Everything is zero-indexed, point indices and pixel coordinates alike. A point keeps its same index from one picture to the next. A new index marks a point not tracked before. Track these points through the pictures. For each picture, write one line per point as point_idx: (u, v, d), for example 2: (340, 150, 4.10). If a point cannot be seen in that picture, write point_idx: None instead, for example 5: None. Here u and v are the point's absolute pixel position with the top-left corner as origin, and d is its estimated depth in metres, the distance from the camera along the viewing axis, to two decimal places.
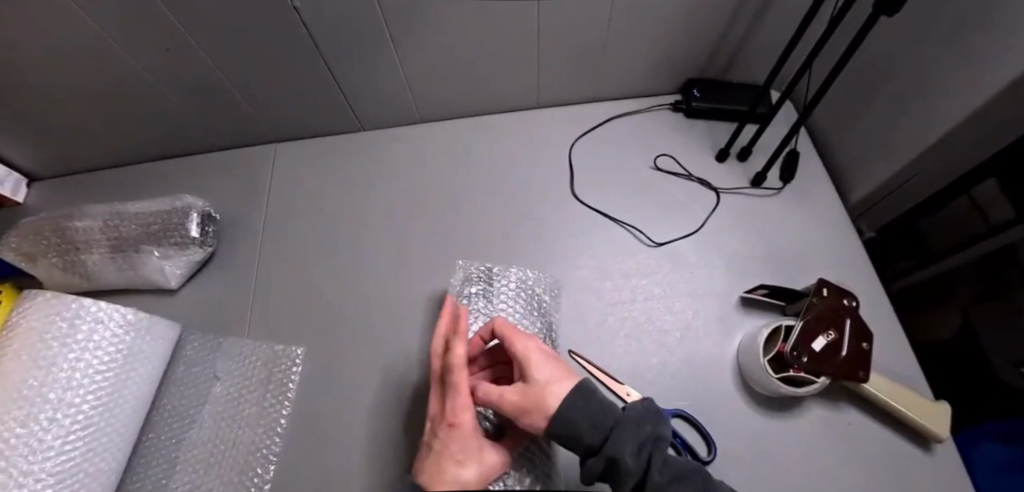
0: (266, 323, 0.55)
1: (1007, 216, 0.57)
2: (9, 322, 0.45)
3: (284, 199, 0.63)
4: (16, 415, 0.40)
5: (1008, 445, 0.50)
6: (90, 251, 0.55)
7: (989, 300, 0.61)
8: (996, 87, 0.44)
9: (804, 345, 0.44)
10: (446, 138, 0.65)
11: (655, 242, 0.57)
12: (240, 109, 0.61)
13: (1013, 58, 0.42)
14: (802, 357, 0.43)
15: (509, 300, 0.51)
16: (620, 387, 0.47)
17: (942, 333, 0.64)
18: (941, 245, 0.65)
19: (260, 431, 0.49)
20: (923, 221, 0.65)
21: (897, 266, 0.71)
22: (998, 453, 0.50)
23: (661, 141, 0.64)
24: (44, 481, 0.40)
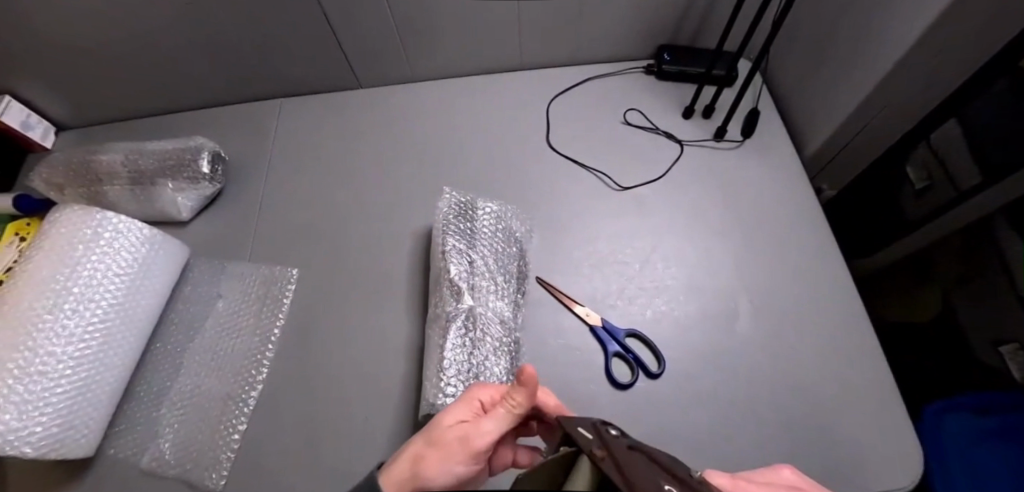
0: (266, 251, 0.61)
1: (974, 180, 0.62)
2: (44, 232, 0.52)
3: (286, 146, 0.69)
4: (47, 303, 0.47)
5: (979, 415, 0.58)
6: (113, 183, 0.62)
7: (971, 278, 0.71)
8: (921, 43, 0.49)
9: None
10: (435, 95, 0.71)
11: (621, 187, 0.63)
12: (249, 64, 0.67)
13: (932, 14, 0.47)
14: None
15: (488, 226, 0.56)
16: (580, 309, 0.53)
17: (921, 308, 0.75)
18: (915, 212, 0.72)
19: (256, 340, 0.55)
20: (905, 200, 0.73)
21: (871, 241, 0.79)
22: (966, 421, 0.57)
23: (630, 101, 0.70)
24: (66, 362, 0.46)
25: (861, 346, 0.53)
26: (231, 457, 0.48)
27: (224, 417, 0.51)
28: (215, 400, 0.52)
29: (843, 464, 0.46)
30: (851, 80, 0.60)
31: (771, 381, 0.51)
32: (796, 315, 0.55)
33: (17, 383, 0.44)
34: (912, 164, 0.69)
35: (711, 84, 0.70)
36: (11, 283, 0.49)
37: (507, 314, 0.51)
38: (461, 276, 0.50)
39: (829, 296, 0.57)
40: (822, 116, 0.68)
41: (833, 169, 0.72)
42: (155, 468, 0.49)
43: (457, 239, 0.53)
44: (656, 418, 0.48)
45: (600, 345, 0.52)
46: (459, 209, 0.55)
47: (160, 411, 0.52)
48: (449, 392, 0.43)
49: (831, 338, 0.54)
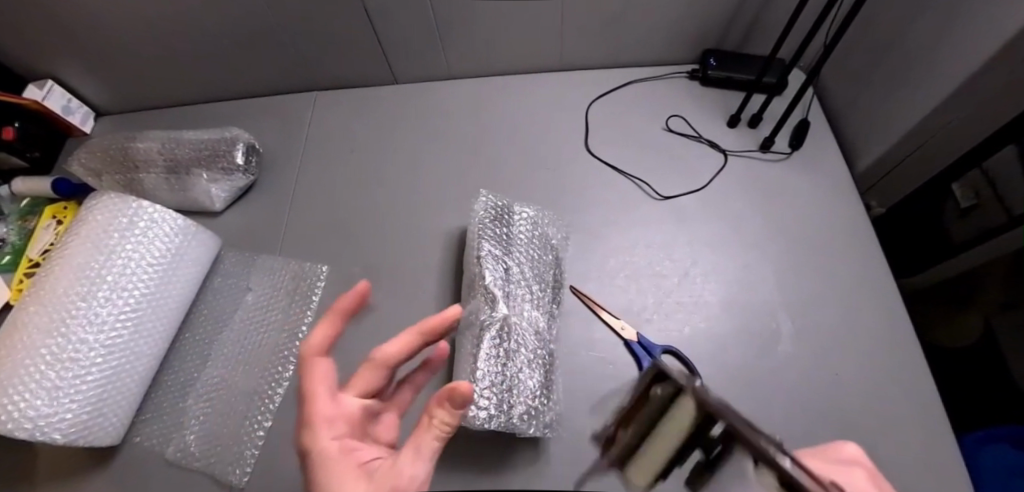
0: (297, 245, 0.60)
1: None
2: (81, 218, 0.52)
3: (319, 140, 0.68)
4: (81, 290, 0.48)
5: (1019, 447, 0.54)
6: (148, 171, 0.62)
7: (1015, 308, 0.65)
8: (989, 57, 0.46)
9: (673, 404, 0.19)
10: (472, 93, 0.70)
11: (661, 196, 0.61)
12: (285, 56, 0.66)
13: (1005, 26, 0.44)
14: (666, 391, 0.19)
15: (523, 231, 0.54)
16: (615, 321, 0.51)
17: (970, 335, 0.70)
18: (960, 235, 0.67)
19: (284, 336, 0.55)
20: (951, 219, 0.68)
21: (917, 260, 0.73)
22: (1007, 455, 0.54)
23: (673, 106, 0.67)
24: (97, 350, 0.46)
25: (912, 376, 0.50)
26: (255, 454, 0.48)
27: (249, 412, 0.50)
28: (241, 394, 0.52)
29: None
30: (916, 92, 0.57)
31: (816, 408, 0.48)
32: (844, 338, 0.52)
33: (50, 369, 0.44)
34: (958, 183, 0.63)
35: (759, 92, 0.67)
36: (49, 268, 0.50)
37: (541, 325, 0.50)
38: (496, 283, 0.49)
39: (882, 320, 0.53)
40: (879, 127, 0.64)
41: (885, 182, 0.68)
42: (180, 460, 0.49)
43: (492, 244, 0.52)
44: None
45: (634, 360, 0.50)
46: (495, 212, 0.54)
47: (186, 402, 0.52)
48: (480, 405, 0.42)
49: (881, 366, 0.50)
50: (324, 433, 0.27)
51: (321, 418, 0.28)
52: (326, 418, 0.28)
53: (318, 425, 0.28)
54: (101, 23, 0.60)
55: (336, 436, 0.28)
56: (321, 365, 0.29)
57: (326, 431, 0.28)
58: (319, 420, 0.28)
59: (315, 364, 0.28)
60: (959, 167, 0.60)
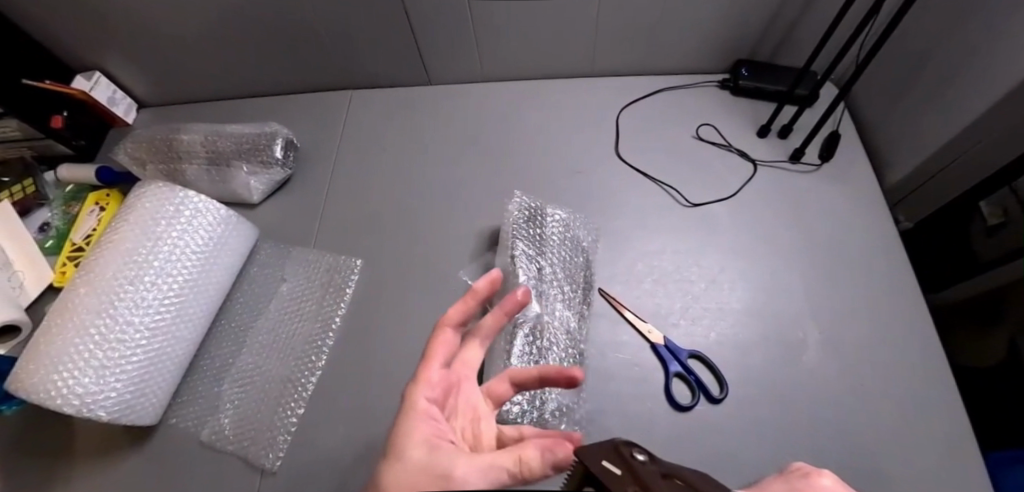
0: (331, 239, 0.62)
1: None
2: (130, 205, 0.55)
3: (355, 137, 0.70)
4: (129, 273, 0.50)
5: None
6: (191, 162, 0.65)
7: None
8: (1016, 80, 0.47)
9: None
10: (504, 96, 0.71)
11: (689, 203, 0.61)
12: (324, 55, 0.68)
13: None
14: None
15: (556, 232, 0.56)
16: (642, 325, 0.52)
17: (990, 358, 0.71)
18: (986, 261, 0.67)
19: (317, 326, 0.56)
20: (977, 237, 0.68)
21: (949, 275, 0.72)
22: None
23: (703, 115, 0.68)
24: (142, 332, 0.49)
25: (940, 393, 0.50)
26: (287, 440, 0.49)
27: (282, 398, 0.52)
28: (276, 381, 0.53)
29: None
30: (949, 110, 0.57)
31: (840, 419, 0.48)
32: (872, 351, 0.52)
33: (98, 348, 0.46)
34: (987, 201, 0.63)
35: (791, 103, 0.67)
36: (100, 251, 0.52)
37: (571, 325, 0.51)
38: (529, 281, 0.51)
39: (911, 334, 0.53)
40: (910, 144, 0.64)
41: (914, 198, 0.68)
42: (214, 442, 0.50)
43: (526, 244, 0.53)
44: (718, 446, 0.46)
45: (660, 363, 0.50)
46: (528, 214, 0.55)
47: (221, 387, 0.54)
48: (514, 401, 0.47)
49: (907, 382, 0.50)
50: (421, 392, 0.30)
51: (427, 389, 0.30)
52: (428, 380, 0.31)
53: (420, 385, 0.30)
54: (152, 19, 0.63)
55: (431, 398, 0.30)
56: (449, 337, 0.32)
57: (424, 391, 0.30)
58: (425, 380, 0.31)
59: (444, 333, 0.32)
60: (990, 183, 0.60)
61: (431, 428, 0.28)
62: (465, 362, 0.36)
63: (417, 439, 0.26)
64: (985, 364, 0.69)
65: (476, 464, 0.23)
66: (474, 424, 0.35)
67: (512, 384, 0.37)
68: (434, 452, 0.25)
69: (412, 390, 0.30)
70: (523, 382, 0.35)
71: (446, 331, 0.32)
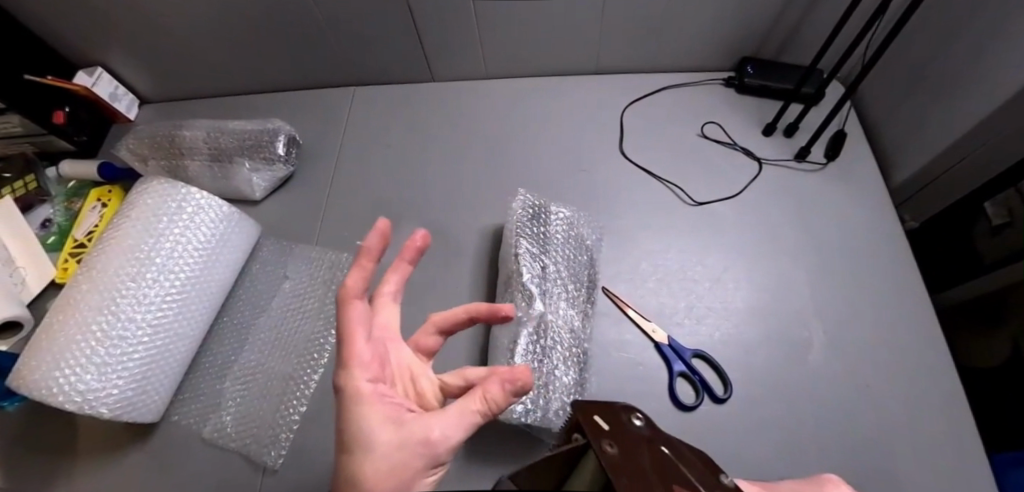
0: (334, 236, 0.62)
1: None
2: (132, 201, 0.54)
3: (358, 134, 0.70)
4: (131, 270, 0.50)
5: None
6: (193, 159, 0.64)
7: None
8: None
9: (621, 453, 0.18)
10: (508, 93, 0.71)
11: (694, 201, 0.61)
12: (327, 52, 0.68)
13: None
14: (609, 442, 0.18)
15: (560, 230, 0.55)
16: (647, 324, 0.52)
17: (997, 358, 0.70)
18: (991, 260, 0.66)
19: (320, 324, 0.56)
20: (983, 237, 0.67)
21: (953, 275, 0.71)
22: None
23: (708, 113, 0.67)
24: (144, 329, 0.48)
25: (947, 395, 0.49)
26: (290, 438, 0.49)
27: (285, 396, 0.52)
28: (278, 378, 0.53)
29: None
30: (956, 109, 0.57)
31: (846, 421, 0.48)
32: (878, 352, 0.52)
33: (100, 345, 0.46)
34: (991, 201, 0.61)
35: (797, 101, 0.67)
36: (101, 247, 0.52)
37: (575, 324, 0.51)
38: (533, 280, 0.50)
39: (917, 335, 0.53)
40: (917, 143, 0.64)
41: (920, 198, 0.68)
42: (216, 440, 0.50)
43: (530, 242, 0.53)
44: (723, 446, 0.46)
45: (664, 363, 0.50)
46: (532, 211, 0.55)
47: (223, 384, 0.54)
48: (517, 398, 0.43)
49: (914, 383, 0.50)
50: (359, 375, 0.26)
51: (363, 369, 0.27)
52: (360, 361, 0.27)
53: (354, 368, 0.26)
54: (155, 15, 0.62)
55: (371, 377, 0.27)
56: (362, 308, 0.27)
57: (361, 373, 0.26)
58: (356, 361, 0.27)
59: (353, 305, 0.27)
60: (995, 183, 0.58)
61: (387, 408, 0.26)
62: (384, 325, 0.32)
63: (379, 421, 0.25)
64: (991, 365, 0.68)
65: (449, 419, 0.26)
66: (413, 382, 0.33)
67: (438, 332, 0.37)
68: (402, 428, 0.25)
69: (347, 377, 0.26)
70: (450, 324, 0.36)
71: (355, 302, 0.27)
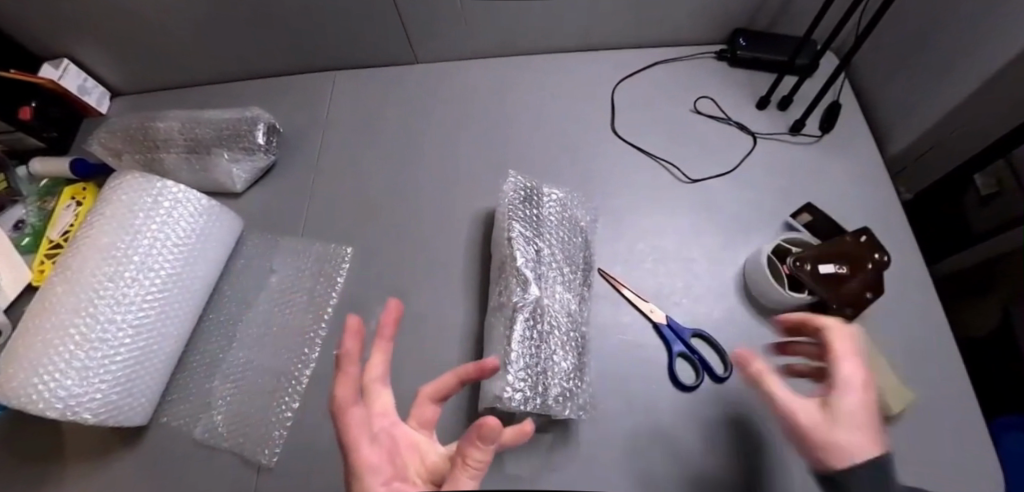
0: (321, 227, 0.60)
1: None
2: (107, 198, 0.52)
3: (341, 120, 0.67)
4: (109, 270, 0.48)
5: None
6: (169, 151, 0.62)
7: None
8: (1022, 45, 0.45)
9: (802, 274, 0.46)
10: (495, 73, 0.68)
11: (688, 178, 0.60)
12: (304, 35, 0.65)
13: None
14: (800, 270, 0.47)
15: (553, 213, 0.54)
16: (644, 305, 0.51)
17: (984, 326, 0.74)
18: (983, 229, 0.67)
19: (309, 317, 0.54)
20: (971, 207, 0.68)
21: (946, 247, 0.73)
22: None
23: (702, 87, 0.66)
24: (126, 330, 0.46)
25: (944, 363, 0.49)
26: (284, 435, 0.48)
27: (276, 393, 0.50)
28: (268, 375, 0.52)
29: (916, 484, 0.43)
30: (951, 77, 0.56)
31: None
32: (876, 325, 0.51)
33: (80, 348, 0.44)
34: (981, 173, 0.62)
35: (791, 73, 0.66)
36: (76, 248, 0.50)
37: (573, 307, 0.49)
38: (527, 264, 0.48)
39: (915, 305, 0.53)
40: (911, 113, 0.63)
41: (916, 167, 0.67)
42: (208, 440, 0.49)
43: (523, 225, 0.51)
44: (723, 426, 0.45)
45: (663, 344, 0.49)
46: (524, 194, 0.53)
47: (212, 383, 0.52)
48: (515, 386, 0.41)
49: (913, 354, 0.50)
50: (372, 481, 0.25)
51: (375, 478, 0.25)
52: (368, 467, 0.25)
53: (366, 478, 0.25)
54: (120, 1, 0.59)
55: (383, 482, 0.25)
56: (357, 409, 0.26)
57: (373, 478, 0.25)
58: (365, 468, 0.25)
59: (351, 410, 0.26)
60: (986, 155, 0.59)
61: None
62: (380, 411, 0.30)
63: None
64: None
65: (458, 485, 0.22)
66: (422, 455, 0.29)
67: (433, 402, 0.32)
68: None
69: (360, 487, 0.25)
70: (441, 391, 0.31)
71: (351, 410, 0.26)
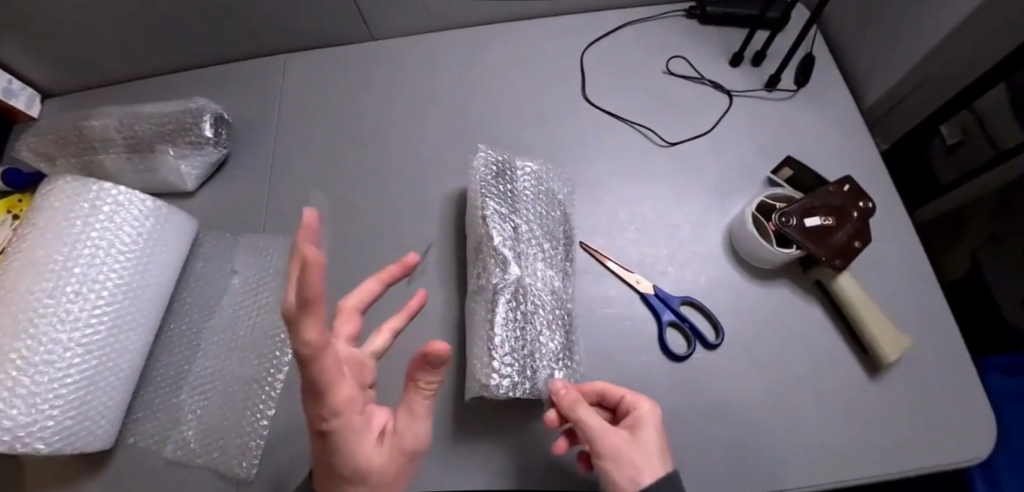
0: (283, 221, 0.56)
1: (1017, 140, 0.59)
2: (39, 207, 0.47)
3: (296, 106, 0.63)
4: (46, 286, 0.43)
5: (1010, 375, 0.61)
6: (108, 151, 0.57)
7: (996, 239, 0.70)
8: None
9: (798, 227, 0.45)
10: (456, 45, 0.64)
11: (666, 142, 0.58)
12: (246, 17, 0.60)
13: None
14: (791, 221, 0.45)
15: (529, 188, 0.51)
16: (630, 276, 0.49)
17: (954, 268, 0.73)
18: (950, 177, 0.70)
19: (279, 318, 0.51)
20: (935, 158, 0.70)
21: (912, 197, 0.75)
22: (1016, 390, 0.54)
23: (673, 48, 0.63)
24: (73, 350, 0.42)
25: (928, 309, 0.49)
26: (261, 445, 0.45)
27: (249, 401, 0.47)
28: (239, 383, 0.48)
29: (909, 430, 0.43)
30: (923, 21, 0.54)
31: (836, 349, 0.47)
32: (862, 277, 0.51)
33: (23, 374, 0.39)
34: (947, 125, 0.64)
35: (763, 27, 0.63)
36: (8, 264, 0.44)
37: (557, 285, 0.47)
38: (506, 242, 0.46)
39: (898, 253, 0.52)
40: (885, 61, 0.62)
41: (892, 117, 0.66)
42: (180, 458, 0.45)
43: (498, 202, 0.48)
44: (718, 392, 0.44)
45: (652, 314, 0.48)
46: (497, 169, 0.50)
47: (179, 397, 0.49)
48: (501, 372, 0.39)
49: (898, 302, 0.50)
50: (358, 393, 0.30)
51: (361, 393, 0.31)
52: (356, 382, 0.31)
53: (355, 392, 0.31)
54: None
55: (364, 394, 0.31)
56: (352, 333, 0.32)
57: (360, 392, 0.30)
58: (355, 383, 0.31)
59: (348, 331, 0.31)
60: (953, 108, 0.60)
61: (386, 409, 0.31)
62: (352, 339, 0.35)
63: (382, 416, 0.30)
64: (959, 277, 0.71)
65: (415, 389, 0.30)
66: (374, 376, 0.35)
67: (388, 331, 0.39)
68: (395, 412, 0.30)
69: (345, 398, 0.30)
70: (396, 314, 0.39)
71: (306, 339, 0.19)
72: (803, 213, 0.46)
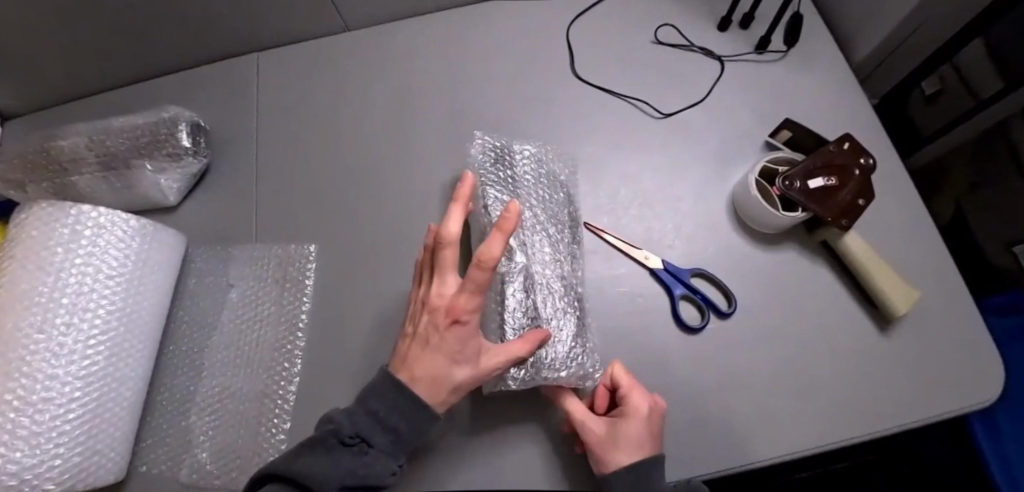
0: (275, 229, 0.54)
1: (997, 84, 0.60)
2: (14, 236, 0.44)
3: (275, 107, 0.60)
4: (33, 320, 0.40)
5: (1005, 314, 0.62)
6: (81, 172, 0.54)
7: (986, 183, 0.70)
8: None
9: (801, 187, 0.45)
10: (436, 30, 0.62)
11: (661, 114, 0.56)
12: (212, 17, 0.57)
13: None
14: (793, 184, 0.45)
15: (529, 173, 0.50)
16: (637, 253, 0.49)
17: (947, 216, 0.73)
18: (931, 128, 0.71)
19: (282, 328, 0.49)
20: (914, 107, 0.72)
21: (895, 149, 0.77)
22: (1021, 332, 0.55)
23: (659, 16, 0.61)
24: (72, 384, 0.40)
25: (932, 258, 0.50)
26: None
27: (262, 416, 0.46)
28: (250, 400, 0.47)
29: (924, 379, 0.44)
30: None
31: (847, 306, 0.47)
32: (866, 234, 0.51)
33: (20, 415, 0.37)
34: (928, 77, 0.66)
35: None
36: None
37: (565, 270, 0.46)
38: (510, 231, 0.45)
39: (898, 206, 0.52)
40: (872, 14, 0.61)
41: (881, 70, 0.65)
42: (197, 481, 0.44)
43: (498, 189, 0.48)
44: (735, 359, 0.44)
45: (664, 289, 0.47)
46: (495, 154, 0.51)
47: (188, 420, 0.47)
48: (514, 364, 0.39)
49: (903, 254, 0.50)
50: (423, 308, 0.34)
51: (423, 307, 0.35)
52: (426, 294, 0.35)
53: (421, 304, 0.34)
54: None
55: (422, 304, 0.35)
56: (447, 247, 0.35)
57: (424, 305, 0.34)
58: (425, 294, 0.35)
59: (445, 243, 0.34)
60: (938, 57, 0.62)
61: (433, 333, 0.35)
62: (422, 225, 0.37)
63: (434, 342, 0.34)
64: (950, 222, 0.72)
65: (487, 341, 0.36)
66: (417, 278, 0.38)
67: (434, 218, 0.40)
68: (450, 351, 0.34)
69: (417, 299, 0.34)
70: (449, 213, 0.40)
71: (453, 247, 0.34)
72: (807, 175, 0.45)
